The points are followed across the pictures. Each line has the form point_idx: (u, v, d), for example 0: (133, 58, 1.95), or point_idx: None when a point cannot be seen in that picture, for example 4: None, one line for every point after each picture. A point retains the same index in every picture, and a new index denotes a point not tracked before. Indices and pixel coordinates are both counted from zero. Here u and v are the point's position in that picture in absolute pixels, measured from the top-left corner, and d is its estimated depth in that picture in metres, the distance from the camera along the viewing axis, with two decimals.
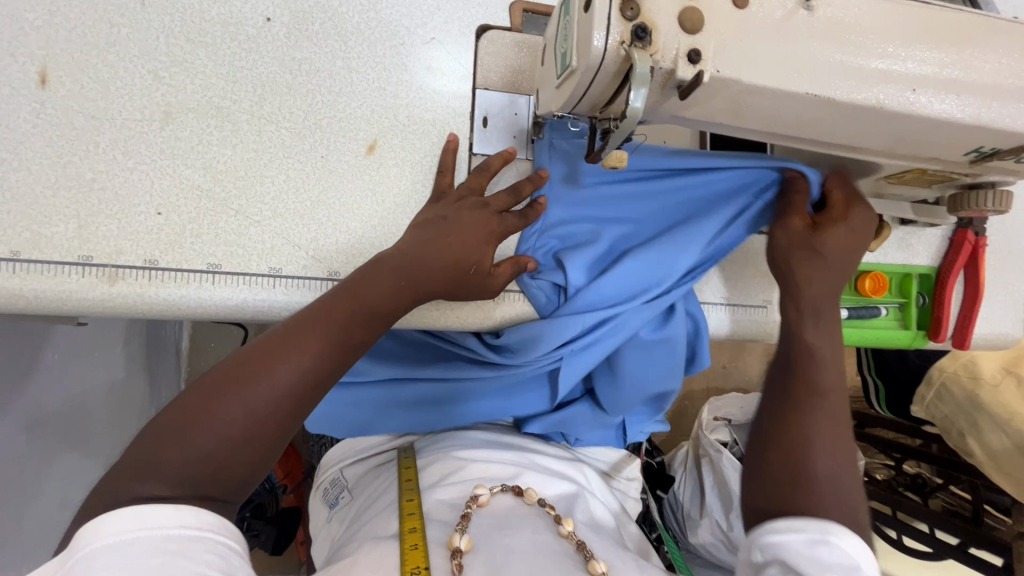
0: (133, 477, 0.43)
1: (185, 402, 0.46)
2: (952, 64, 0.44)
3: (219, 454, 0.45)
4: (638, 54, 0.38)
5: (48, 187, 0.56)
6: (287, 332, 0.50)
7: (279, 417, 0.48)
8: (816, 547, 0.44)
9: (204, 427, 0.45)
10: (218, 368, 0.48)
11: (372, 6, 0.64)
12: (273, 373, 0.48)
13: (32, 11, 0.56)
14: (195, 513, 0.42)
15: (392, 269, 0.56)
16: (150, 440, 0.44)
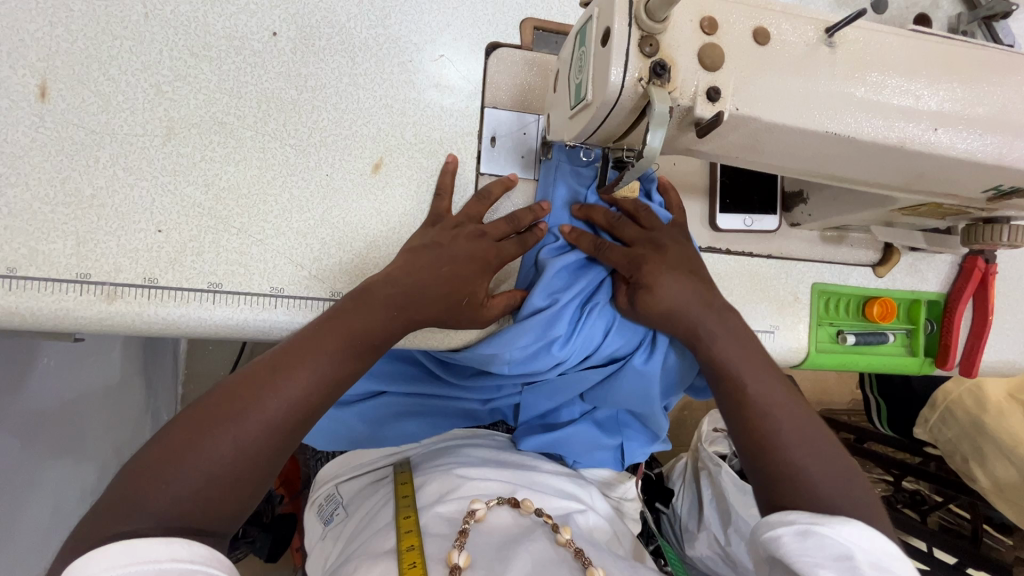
0: (117, 516, 0.41)
1: (170, 438, 0.45)
2: (975, 102, 0.43)
3: (205, 490, 0.44)
4: (656, 92, 0.37)
5: (46, 202, 0.55)
6: (276, 363, 0.50)
7: (268, 453, 0.48)
8: (804, 539, 0.48)
9: (192, 463, 0.44)
10: (206, 401, 0.48)
11: (380, 22, 0.63)
12: (262, 405, 0.48)
13: (33, 22, 0.55)
14: (188, 546, 0.40)
15: (385, 298, 0.56)
16: (136, 475, 0.43)
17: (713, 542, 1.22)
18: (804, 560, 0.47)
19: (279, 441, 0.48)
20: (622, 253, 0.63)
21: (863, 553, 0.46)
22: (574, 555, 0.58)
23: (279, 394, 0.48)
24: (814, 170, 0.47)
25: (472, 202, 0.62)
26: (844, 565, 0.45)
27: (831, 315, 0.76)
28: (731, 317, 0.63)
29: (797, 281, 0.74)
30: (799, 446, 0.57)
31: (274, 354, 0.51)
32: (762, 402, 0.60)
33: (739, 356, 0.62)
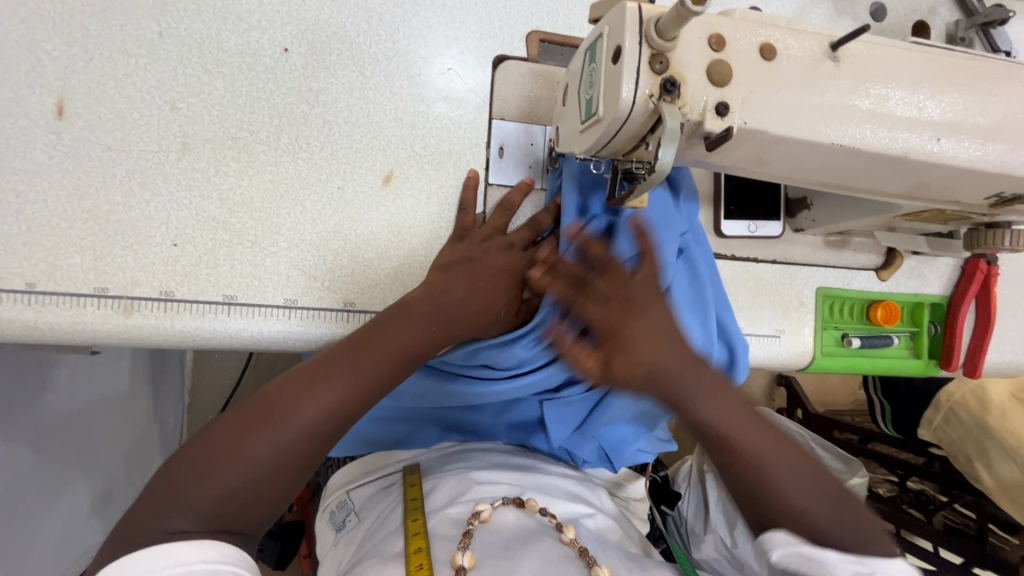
0: (160, 512, 0.43)
1: (211, 438, 0.46)
2: (976, 112, 0.44)
3: (246, 490, 0.45)
4: (666, 108, 0.38)
5: (64, 218, 0.56)
6: (314, 372, 0.50)
7: (303, 459, 0.48)
8: (813, 551, 0.50)
9: (230, 465, 0.45)
10: (247, 404, 0.48)
11: (389, 36, 0.64)
12: (300, 410, 0.48)
13: (50, 42, 0.56)
14: (217, 547, 0.42)
15: (423, 313, 0.56)
16: (176, 476, 0.45)
17: (719, 543, 1.23)
18: None
19: (314, 446, 0.48)
20: (598, 306, 0.55)
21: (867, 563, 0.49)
22: (579, 553, 0.59)
23: (317, 400, 0.48)
24: (819, 180, 0.48)
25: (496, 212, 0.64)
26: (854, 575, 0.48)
27: (836, 319, 0.77)
28: (705, 369, 0.55)
29: (802, 286, 0.75)
30: (784, 473, 0.54)
31: (316, 361, 0.51)
32: (718, 428, 0.55)
33: (711, 404, 0.55)
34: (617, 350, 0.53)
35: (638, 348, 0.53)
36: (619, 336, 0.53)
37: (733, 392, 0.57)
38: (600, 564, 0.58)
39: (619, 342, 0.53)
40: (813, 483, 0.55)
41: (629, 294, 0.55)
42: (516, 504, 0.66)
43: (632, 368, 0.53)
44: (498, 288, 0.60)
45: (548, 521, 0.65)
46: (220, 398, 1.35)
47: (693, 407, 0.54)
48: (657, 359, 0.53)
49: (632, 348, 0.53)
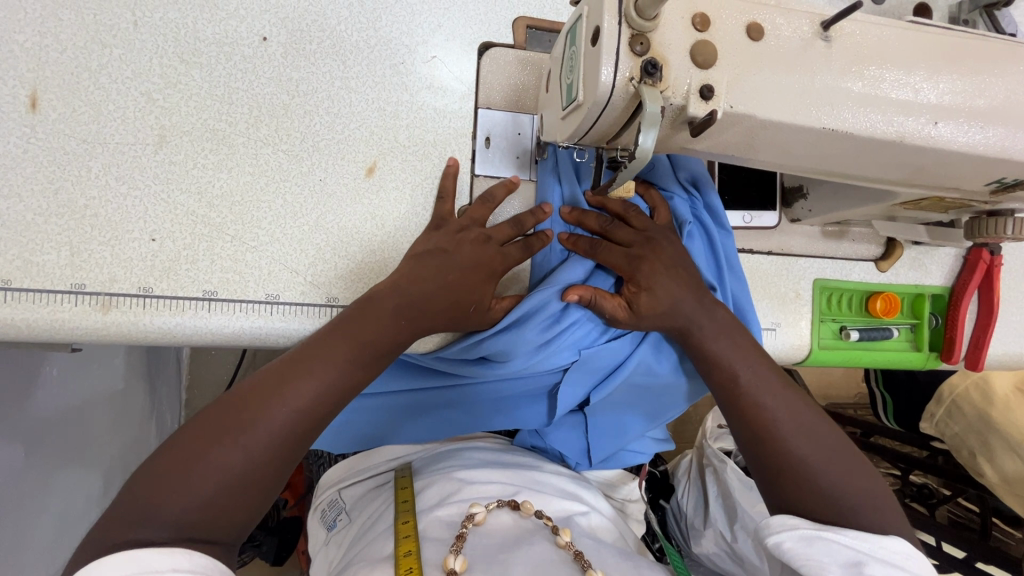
0: (131, 523, 0.42)
1: (178, 449, 0.45)
2: (976, 94, 0.43)
3: (219, 498, 0.44)
4: (647, 92, 0.36)
5: (39, 214, 0.55)
6: (281, 373, 0.49)
7: (278, 460, 0.47)
8: (805, 545, 0.49)
9: (200, 473, 0.44)
10: (212, 411, 0.47)
11: (371, 24, 0.62)
12: (271, 413, 0.47)
13: (22, 32, 0.54)
14: (190, 556, 0.40)
15: (393, 307, 0.55)
16: (144, 486, 0.43)
17: (718, 538, 1.22)
18: (810, 564, 0.48)
19: (292, 447, 0.48)
20: (619, 255, 0.61)
21: (865, 557, 0.48)
22: (574, 557, 0.57)
23: (287, 402, 0.48)
24: (811, 167, 0.46)
25: (476, 204, 0.62)
26: (848, 569, 0.47)
27: (834, 311, 0.75)
28: (721, 313, 0.62)
29: (799, 278, 0.73)
30: (793, 435, 0.58)
31: (280, 364, 0.51)
32: (730, 367, 0.61)
33: (728, 346, 0.61)
34: (641, 291, 0.60)
35: (660, 285, 0.60)
36: (641, 278, 0.60)
37: (747, 350, 0.62)
38: (595, 568, 0.57)
39: (642, 281, 0.60)
40: (816, 447, 0.58)
41: (650, 244, 0.62)
42: (511, 506, 0.65)
43: (655, 305, 0.60)
44: (466, 282, 0.58)
45: (543, 523, 0.64)
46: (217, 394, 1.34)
47: (710, 344, 0.61)
48: (677, 297, 0.61)
49: (655, 287, 0.60)
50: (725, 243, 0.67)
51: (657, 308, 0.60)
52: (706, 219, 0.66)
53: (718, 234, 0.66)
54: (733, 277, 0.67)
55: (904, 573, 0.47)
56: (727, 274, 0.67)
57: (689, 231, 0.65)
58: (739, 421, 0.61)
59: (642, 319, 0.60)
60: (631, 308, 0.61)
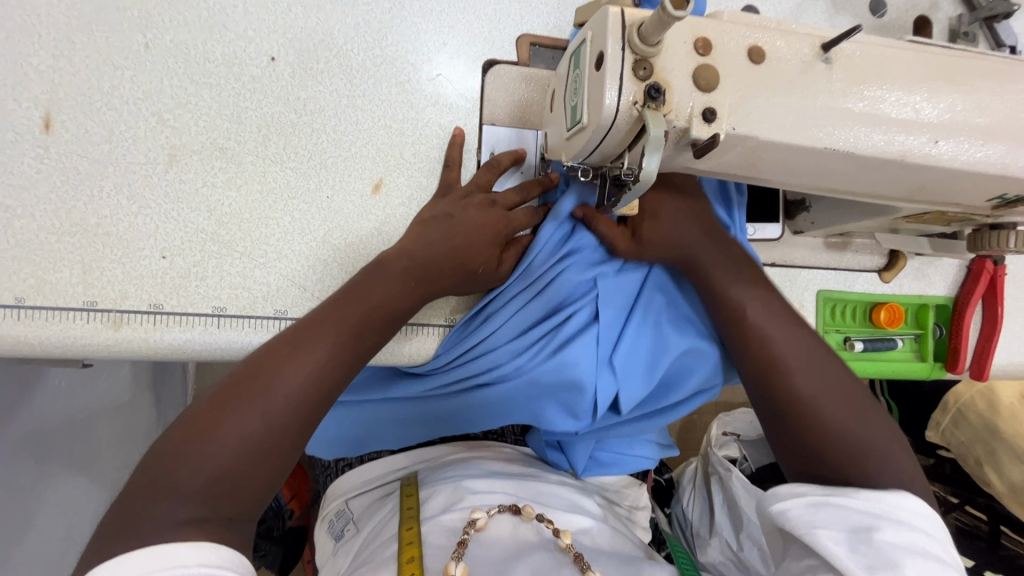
0: (148, 502, 0.42)
1: (193, 419, 0.46)
2: (976, 113, 0.43)
3: (240, 461, 0.45)
4: (651, 116, 0.37)
5: (52, 232, 0.56)
6: (292, 340, 0.50)
7: (295, 426, 0.48)
8: (811, 514, 0.49)
9: (218, 444, 0.44)
10: (223, 383, 0.48)
11: (377, 42, 0.63)
12: (283, 379, 0.48)
13: (37, 56, 0.56)
14: (214, 549, 0.40)
15: (399, 271, 0.56)
16: (161, 465, 0.43)
17: (724, 547, 1.22)
18: (819, 529, 0.48)
19: (308, 411, 0.49)
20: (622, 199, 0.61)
21: (874, 522, 0.47)
22: (574, 560, 0.58)
23: (301, 367, 0.49)
24: (815, 185, 0.47)
25: (482, 170, 0.62)
26: (854, 536, 0.46)
27: (838, 322, 0.75)
28: (732, 259, 0.62)
29: (802, 289, 0.74)
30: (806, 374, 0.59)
31: (287, 334, 0.51)
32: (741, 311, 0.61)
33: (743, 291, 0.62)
34: (644, 218, 0.60)
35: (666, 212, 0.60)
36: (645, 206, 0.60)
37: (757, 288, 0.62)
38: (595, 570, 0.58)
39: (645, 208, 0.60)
40: (840, 401, 0.58)
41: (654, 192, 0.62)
42: (512, 510, 0.66)
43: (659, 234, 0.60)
44: (471, 246, 0.58)
45: (544, 528, 0.65)
46: None
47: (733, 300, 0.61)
48: (685, 230, 0.61)
49: (660, 214, 0.60)
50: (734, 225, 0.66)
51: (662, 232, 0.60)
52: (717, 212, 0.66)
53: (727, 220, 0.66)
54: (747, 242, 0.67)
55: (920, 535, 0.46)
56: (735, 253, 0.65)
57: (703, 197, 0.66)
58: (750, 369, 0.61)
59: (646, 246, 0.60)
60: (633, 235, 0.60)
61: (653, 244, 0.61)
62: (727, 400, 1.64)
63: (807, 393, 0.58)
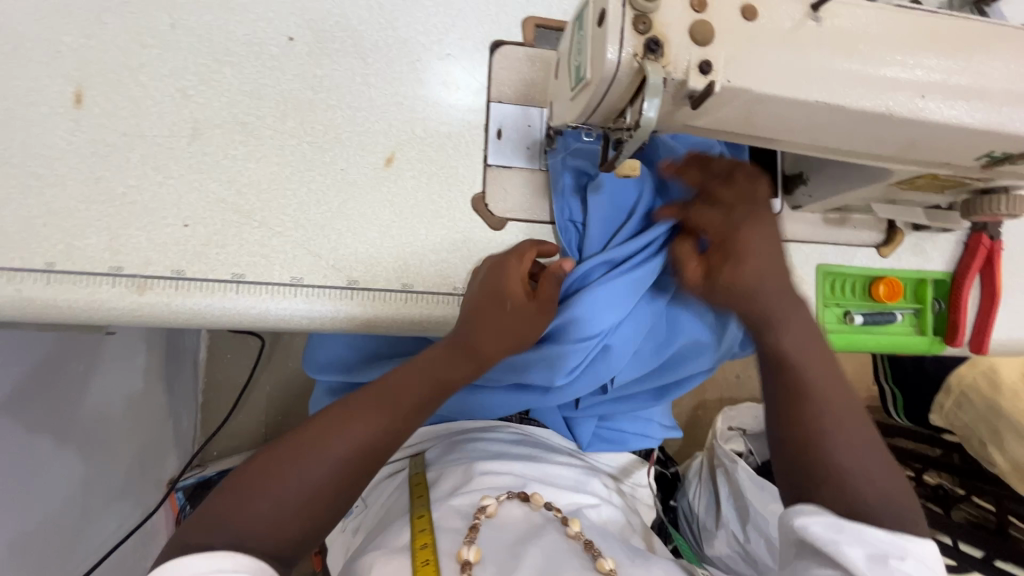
0: (208, 526, 0.49)
1: (261, 465, 0.53)
2: (961, 70, 0.45)
3: (281, 516, 0.51)
4: (650, 67, 0.39)
5: (81, 200, 0.58)
6: (347, 411, 0.56)
7: (330, 492, 0.53)
8: (834, 532, 0.51)
9: (267, 495, 0.51)
10: (279, 441, 0.54)
11: (389, 24, 0.66)
12: (330, 451, 0.53)
13: (69, 35, 0.59)
14: (234, 557, 0.46)
15: (448, 350, 0.60)
16: (222, 503, 0.50)
17: (732, 539, 1.23)
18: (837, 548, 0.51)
19: (345, 480, 0.53)
20: (717, 218, 0.63)
21: (891, 549, 0.51)
22: (585, 547, 0.60)
23: (347, 439, 0.54)
24: (808, 142, 0.49)
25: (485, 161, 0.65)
26: (872, 557, 0.50)
27: (838, 296, 0.77)
28: (803, 310, 0.63)
29: (801, 262, 0.76)
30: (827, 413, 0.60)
31: (337, 408, 0.56)
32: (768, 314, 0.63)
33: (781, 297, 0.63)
34: (732, 261, 0.62)
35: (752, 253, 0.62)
36: (738, 247, 0.62)
37: (812, 329, 0.64)
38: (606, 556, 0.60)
39: (738, 252, 0.62)
40: (852, 449, 0.58)
41: (738, 227, 0.62)
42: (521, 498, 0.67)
43: (738, 277, 0.62)
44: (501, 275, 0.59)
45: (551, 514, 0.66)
46: (234, 395, 1.38)
47: (784, 328, 0.63)
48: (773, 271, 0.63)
49: (746, 259, 0.62)
50: None
51: (746, 280, 0.62)
52: None
53: None
54: None
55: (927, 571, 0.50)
56: None
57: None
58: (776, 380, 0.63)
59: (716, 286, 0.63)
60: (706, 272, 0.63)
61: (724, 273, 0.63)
62: (732, 394, 1.65)
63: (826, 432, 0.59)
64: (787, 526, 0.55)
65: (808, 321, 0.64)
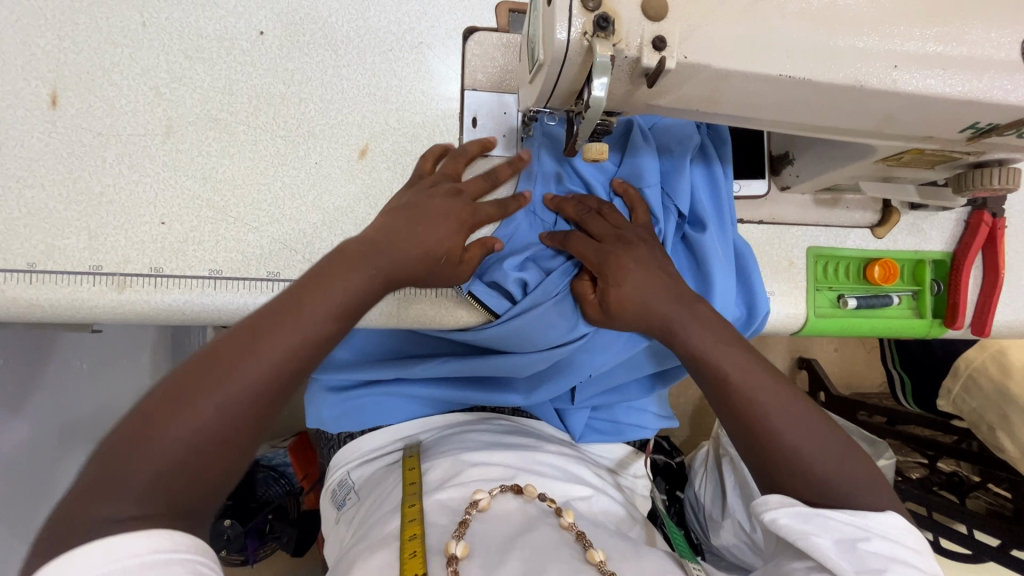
0: (95, 497, 0.40)
1: (140, 414, 0.43)
2: (936, 35, 0.43)
3: (199, 450, 0.43)
4: (600, 45, 0.38)
5: (59, 201, 0.59)
6: (242, 334, 0.47)
7: (248, 420, 0.45)
8: (800, 523, 0.51)
9: (162, 439, 0.42)
10: (163, 379, 0.45)
11: (360, 14, 0.66)
12: (235, 373, 0.45)
13: (42, 37, 0.60)
14: (169, 536, 0.39)
15: (362, 256, 0.54)
16: (104, 461, 0.41)
17: (737, 529, 1.21)
18: (804, 538, 0.50)
19: (263, 403, 0.46)
20: (589, 247, 0.63)
21: (859, 533, 0.50)
22: (576, 538, 0.59)
23: (254, 362, 0.46)
24: (781, 119, 0.47)
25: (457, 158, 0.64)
26: (840, 544, 0.49)
27: (830, 280, 0.75)
28: (699, 304, 0.63)
29: (791, 246, 0.74)
30: (784, 422, 0.57)
31: (232, 332, 0.48)
32: (668, 320, 0.62)
33: (703, 328, 0.61)
34: (609, 286, 0.62)
35: (628, 278, 0.62)
36: (610, 274, 0.62)
37: (719, 323, 0.62)
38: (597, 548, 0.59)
39: (610, 277, 0.62)
40: (816, 439, 0.56)
41: (621, 238, 0.63)
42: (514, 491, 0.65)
43: (624, 300, 0.62)
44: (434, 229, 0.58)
45: (546, 506, 0.65)
46: None
47: (694, 337, 0.61)
48: (651, 298, 0.62)
49: (622, 281, 0.62)
50: (712, 189, 0.69)
51: (628, 306, 0.62)
52: (700, 183, 0.68)
53: (708, 183, 0.69)
54: (729, 200, 0.69)
55: (900, 548, 0.49)
56: (718, 226, 0.68)
57: (684, 160, 0.68)
58: (707, 385, 0.61)
59: (616, 314, 0.63)
60: (603, 307, 0.64)
61: (623, 311, 0.63)
62: None
63: (778, 428, 0.57)
64: (760, 523, 0.55)
65: (707, 315, 0.62)
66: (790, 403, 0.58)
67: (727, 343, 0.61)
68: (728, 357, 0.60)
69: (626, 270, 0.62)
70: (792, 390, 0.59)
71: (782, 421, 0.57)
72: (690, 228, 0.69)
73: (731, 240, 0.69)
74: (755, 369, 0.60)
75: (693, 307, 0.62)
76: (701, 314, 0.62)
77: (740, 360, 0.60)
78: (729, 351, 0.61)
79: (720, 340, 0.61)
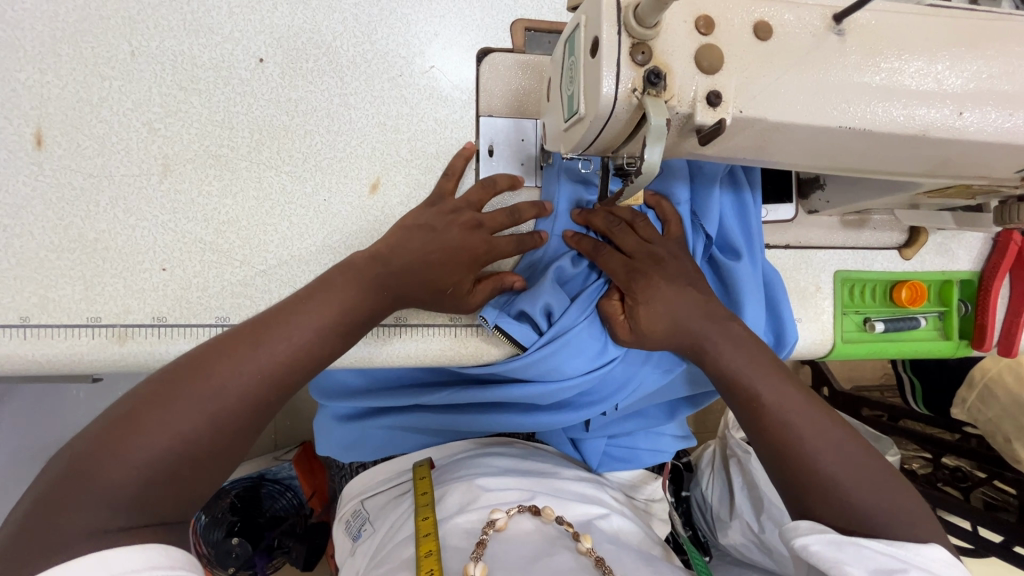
0: (61, 505, 0.38)
1: (119, 419, 0.42)
2: (1003, 76, 0.40)
3: (180, 458, 0.42)
4: (652, 103, 0.35)
5: (51, 250, 0.55)
6: (233, 345, 0.47)
7: (232, 428, 0.45)
8: (834, 550, 0.48)
9: (138, 440, 0.41)
10: (144, 384, 0.45)
11: (367, 37, 0.61)
12: (224, 380, 0.45)
13: (22, 71, 0.55)
14: (166, 552, 0.39)
15: (363, 273, 0.53)
16: (74, 467, 0.40)
17: (746, 529, 1.20)
18: (838, 566, 0.47)
19: (248, 410, 0.46)
20: (618, 263, 0.61)
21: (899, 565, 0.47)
22: (595, 563, 0.56)
23: (240, 370, 0.46)
24: (832, 164, 0.44)
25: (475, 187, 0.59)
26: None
27: (857, 303, 0.73)
28: (733, 325, 0.60)
29: (818, 271, 0.71)
30: (819, 449, 0.55)
31: (222, 340, 0.48)
32: (699, 339, 0.60)
33: (736, 349, 0.59)
34: (638, 305, 0.60)
35: (657, 297, 0.59)
36: (638, 293, 0.60)
37: (750, 341, 0.60)
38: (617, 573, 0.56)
39: (638, 295, 0.60)
40: (851, 468, 0.54)
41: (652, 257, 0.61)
42: (533, 511, 0.64)
43: (653, 321, 0.59)
44: (448, 264, 0.56)
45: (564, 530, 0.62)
46: None
47: (725, 358, 0.59)
48: (681, 315, 0.60)
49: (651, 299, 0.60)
50: (741, 216, 0.66)
51: (657, 326, 0.60)
52: (728, 207, 0.65)
53: (737, 208, 0.66)
54: (758, 227, 0.66)
55: None
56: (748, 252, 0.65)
57: (715, 185, 0.64)
58: (737, 406, 0.59)
59: (645, 336, 0.60)
60: (633, 327, 0.61)
61: (653, 332, 0.60)
62: None
63: (811, 453, 0.55)
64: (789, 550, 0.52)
65: (739, 336, 0.60)
66: (821, 428, 0.56)
67: (759, 364, 0.59)
68: (759, 380, 0.58)
69: (656, 290, 0.60)
70: (830, 419, 0.57)
71: (817, 447, 0.55)
72: (719, 253, 0.66)
73: (761, 268, 0.66)
74: (784, 392, 0.58)
75: (725, 330, 0.60)
76: (733, 334, 0.60)
77: (771, 384, 0.58)
78: (759, 372, 0.59)
79: (749, 360, 0.59)
